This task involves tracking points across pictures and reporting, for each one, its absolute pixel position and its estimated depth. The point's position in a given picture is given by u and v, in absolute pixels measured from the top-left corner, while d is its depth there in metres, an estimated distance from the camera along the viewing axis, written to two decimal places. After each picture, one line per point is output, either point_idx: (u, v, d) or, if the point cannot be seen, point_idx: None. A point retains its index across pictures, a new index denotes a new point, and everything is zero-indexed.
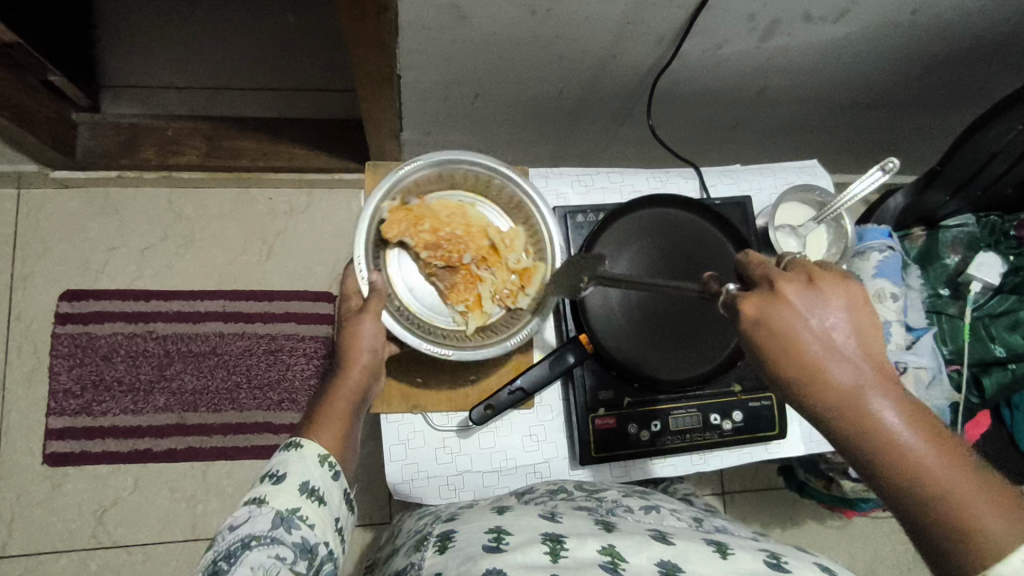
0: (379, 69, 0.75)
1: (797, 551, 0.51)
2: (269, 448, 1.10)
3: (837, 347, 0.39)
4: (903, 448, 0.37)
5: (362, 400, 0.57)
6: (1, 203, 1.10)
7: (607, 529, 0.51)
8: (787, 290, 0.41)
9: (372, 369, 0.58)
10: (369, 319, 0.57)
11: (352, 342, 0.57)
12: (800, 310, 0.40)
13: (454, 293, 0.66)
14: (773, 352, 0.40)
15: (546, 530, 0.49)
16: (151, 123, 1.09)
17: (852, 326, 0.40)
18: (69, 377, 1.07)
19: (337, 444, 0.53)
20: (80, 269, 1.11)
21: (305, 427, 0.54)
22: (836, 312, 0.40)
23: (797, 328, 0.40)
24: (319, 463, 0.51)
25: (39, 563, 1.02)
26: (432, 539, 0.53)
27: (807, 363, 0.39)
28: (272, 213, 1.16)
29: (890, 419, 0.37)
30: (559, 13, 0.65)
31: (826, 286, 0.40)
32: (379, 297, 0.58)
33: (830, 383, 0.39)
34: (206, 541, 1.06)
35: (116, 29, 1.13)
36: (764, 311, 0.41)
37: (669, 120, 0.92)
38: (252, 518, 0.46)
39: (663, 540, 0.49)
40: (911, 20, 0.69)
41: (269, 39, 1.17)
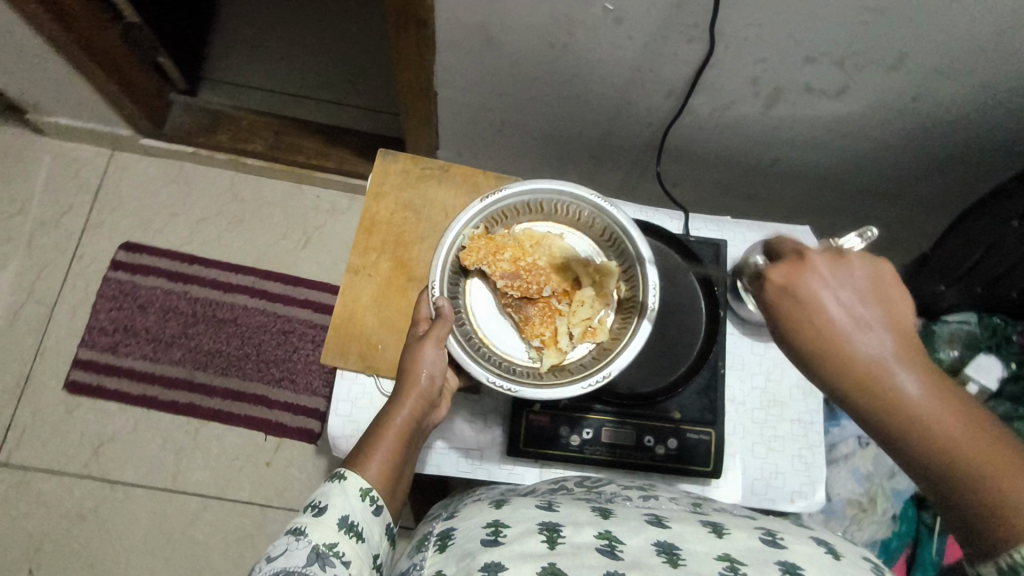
0: (418, 82, 0.85)
1: (793, 528, 0.51)
2: (260, 420, 1.16)
3: (861, 320, 0.38)
4: (925, 418, 0.36)
5: (418, 429, 0.59)
6: (95, 159, 1.26)
7: (606, 515, 0.51)
8: (816, 262, 0.40)
9: (430, 396, 0.59)
10: (430, 344, 0.59)
11: (409, 369, 0.59)
12: (826, 281, 0.39)
13: (531, 326, 0.65)
14: (796, 323, 0.39)
15: (544, 519, 0.49)
16: (233, 113, 1.24)
17: (875, 301, 0.39)
18: (106, 317, 1.19)
19: (383, 471, 0.55)
20: (142, 225, 1.24)
21: (354, 456, 0.56)
22: (859, 287, 0.39)
23: (821, 300, 0.39)
24: (360, 497, 0.52)
25: (33, 478, 1.10)
26: (432, 538, 0.54)
27: (830, 334, 0.38)
28: (316, 209, 1.27)
29: (912, 389, 0.36)
30: (574, 51, 0.73)
31: (851, 261, 0.40)
32: (444, 323, 0.59)
33: (850, 352, 0.38)
34: (180, 495, 1.12)
35: (227, 34, 1.32)
36: (791, 282, 0.40)
37: (683, 177, 0.96)
38: (289, 549, 0.48)
39: (660, 524, 0.50)
40: (913, 108, 0.72)
41: (350, 64, 1.32)
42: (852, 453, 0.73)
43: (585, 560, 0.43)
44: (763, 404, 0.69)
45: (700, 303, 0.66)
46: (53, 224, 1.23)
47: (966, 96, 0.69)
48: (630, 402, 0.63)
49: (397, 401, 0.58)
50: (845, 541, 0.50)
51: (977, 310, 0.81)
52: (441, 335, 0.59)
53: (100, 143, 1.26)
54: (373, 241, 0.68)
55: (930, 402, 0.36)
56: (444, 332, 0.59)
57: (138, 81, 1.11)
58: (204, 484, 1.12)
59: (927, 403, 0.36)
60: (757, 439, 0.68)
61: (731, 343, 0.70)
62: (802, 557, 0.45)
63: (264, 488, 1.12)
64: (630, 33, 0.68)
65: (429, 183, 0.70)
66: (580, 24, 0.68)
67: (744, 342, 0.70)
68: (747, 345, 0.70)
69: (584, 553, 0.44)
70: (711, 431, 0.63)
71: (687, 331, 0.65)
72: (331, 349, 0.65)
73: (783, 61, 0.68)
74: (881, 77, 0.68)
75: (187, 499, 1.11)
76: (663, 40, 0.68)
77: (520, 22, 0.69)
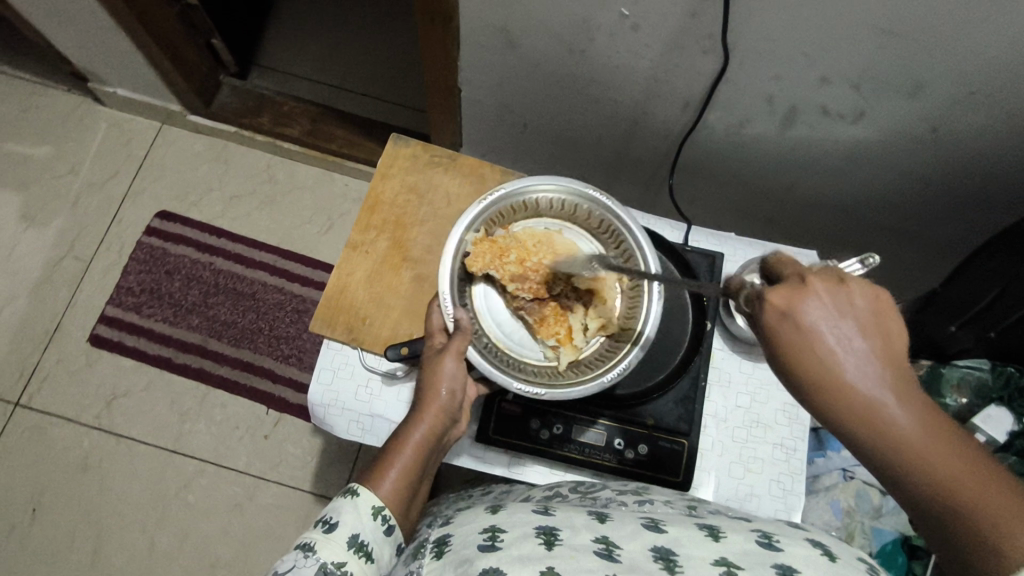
0: (442, 78, 0.87)
1: (791, 530, 0.47)
2: (264, 394, 1.19)
3: (865, 355, 0.33)
4: (931, 467, 0.32)
5: (438, 444, 0.57)
6: (146, 131, 1.34)
7: (602, 519, 0.48)
8: (819, 285, 0.35)
9: (451, 411, 0.57)
10: (448, 358, 0.57)
11: (428, 382, 0.57)
12: (829, 308, 0.34)
13: (543, 326, 0.64)
14: (794, 356, 0.34)
15: (541, 522, 0.47)
16: (276, 99, 1.30)
17: (880, 330, 0.34)
18: (135, 279, 1.25)
19: (396, 489, 0.53)
20: (180, 196, 1.30)
21: (367, 472, 0.54)
22: (864, 314, 0.34)
23: (819, 332, 0.34)
24: (371, 516, 0.51)
25: (48, 423, 1.15)
26: (429, 545, 0.51)
27: (831, 372, 0.33)
28: (344, 197, 1.32)
29: (917, 436, 0.32)
30: (592, 56, 0.74)
31: (856, 285, 0.35)
32: (462, 336, 0.57)
33: (853, 394, 0.33)
34: (181, 456, 1.15)
35: (281, 25, 1.39)
36: (792, 308, 0.34)
37: (698, 194, 0.96)
38: (296, 566, 0.47)
39: (657, 528, 0.46)
40: (933, 140, 0.70)
41: (393, 63, 1.38)
42: (835, 484, 0.72)
43: (582, 563, 0.40)
44: (745, 424, 0.67)
45: (688, 311, 0.65)
46: (100, 188, 1.30)
47: (989, 131, 0.67)
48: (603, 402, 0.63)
49: (414, 416, 0.56)
50: (841, 543, 0.46)
51: (990, 358, 0.76)
52: (462, 348, 0.58)
53: (151, 116, 1.33)
54: (375, 220, 0.70)
55: (936, 450, 0.32)
56: (464, 346, 0.58)
57: (190, 59, 1.18)
58: (204, 449, 1.16)
59: (934, 451, 0.32)
60: (735, 458, 0.66)
61: (719, 360, 0.69)
62: (801, 559, 0.41)
63: (259, 459, 1.16)
64: (646, 41, 0.69)
65: (435, 170, 0.72)
66: (597, 29, 0.69)
67: (733, 360, 0.69)
68: (736, 363, 0.69)
69: (583, 557, 0.41)
70: (684, 441, 0.62)
71: (672, 337, 0.64)
72: (320, 318, 0.67)
73: (798, 79, 0.67)
74: (899, 104, 0.67)
75: (186, 462, 1.15)
76: (678, 50, 0.68)
77: (540, 22, 0.71)
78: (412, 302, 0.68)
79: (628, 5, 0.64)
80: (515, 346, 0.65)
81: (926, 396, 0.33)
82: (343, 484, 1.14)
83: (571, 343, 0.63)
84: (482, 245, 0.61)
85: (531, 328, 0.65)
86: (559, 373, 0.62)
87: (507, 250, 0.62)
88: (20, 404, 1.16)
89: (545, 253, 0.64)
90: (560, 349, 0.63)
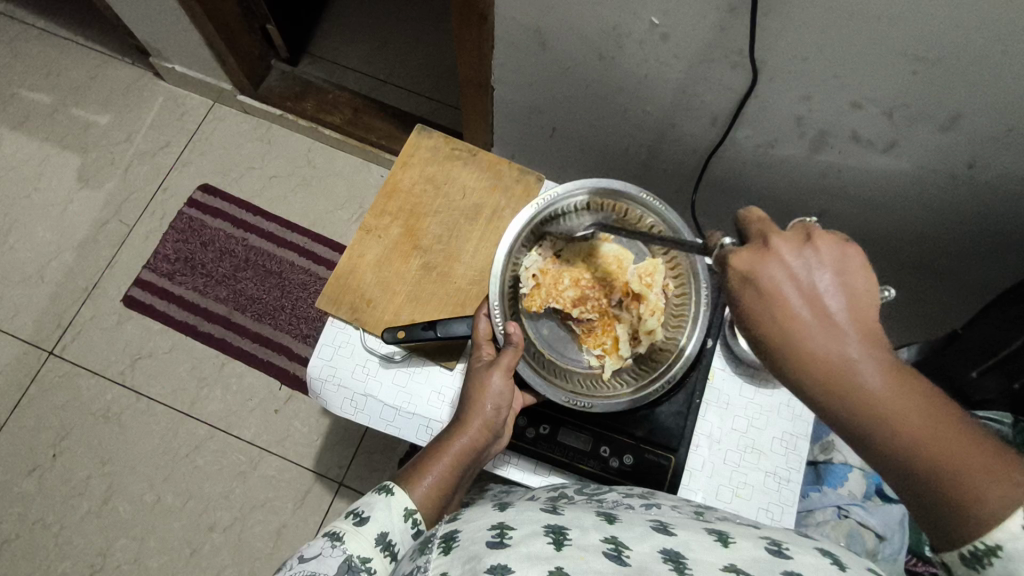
0: (476, 76, 0.89)
1: (797, 538, 0.45)
2: (279, 369, 1.22)
3: (825, 308, 0.35)
4: (892, 419, 0.33)
5: (479, 455, 0.58)
6: (198, 107, 1.40)
7: (610, 521, 0.46)
8: (780, 248, 0.37)
9: (493, 427, 0.58)
10: (496, 374, 0.58)
11: (475, 397, 0.58)
12: (790, 267, 0.36)
13: (590, 336, 0.64)
14: (757, 314, 0.37)
15: (550, 522, 0.45)
16: (322, 87, 1.34)
17: (841, 288, 0.36)
18: (172, 247, 1.30)
19: (429, 494, 0.55)
20: (222, 172, 1.36)
21: (405, 474, 0.56)
22: (826, 272, 0.36)
23: (784, 288, 0.36)
24: (403, 517, 0.53)
25: (76, 373, 1.21)
26: (435, 540, 0.46)
27: (790, 331, 0.36)
28: (377, 187, 1.35)
29: (873, 384, 0.33)
30: (620, 63, 0.74)
31: (812, 247, 0.37)
32: (513, 352, 0.58)
33: (813, 348, 0.35)
34: (194, 420, 1.19)
35: (336, 17, 1.44)
36: (757, 271, 0.37)
37: (724, 215, 0.95)
38: (322, 554, 0.48)
39: (666, 531, 0.44)
40: (967, 178, 0.68)
41: (440, 62, 1.41)
42: (827, 520, 0.70)
43: (592, 564, 0.38)
44: (739, 447, 0.66)
45: None
46: (150, 156, 1.36)
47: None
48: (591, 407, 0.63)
49: (458, 427, 0.58)
50: (850, 553, 0.43)
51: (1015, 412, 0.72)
52: (511, 364, 0.59)
53: (206, 93, 1.39)
54: (390, 206, 0.72)
55: (898, 401, 0.33)
56: (513, 362, 0.59)
57: (243, 42, 1.23)
58: (216, 415, 1.19)
59: (894, 401, 0.33)
60: (724, 481, 0.64)
61: (719, 379, 0.68)
62: (812, 570, 0.39)
63: (267, 433, 1.19)
64: (675, 52, 0.68)
65: (454, 163, 0.74)
66: (628, 36, 0.69)
67: (734, 379, 0.67)
68: (736, 384, 0.67)
69: (594, 558, 0.39)
70: (672, 457, 0.61)
71: None
72: (328, 294, 0.69)
73: (828, 102, 0.66)
74: (931, 137, 0.64)
75: (198, 426, 1.19)
76: (706, 64, 0.68)
77: (573, 26, 0.72)
78: (418, 288, 0.69)
79: (658, 13, 0.64)
80: (560, 355, 0.65)
81: (887, 349, 0.35)
82: (345, 467, 1.16)
83: (617, 353, 0.63)
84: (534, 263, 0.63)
85: (578, 337, 0.65)
86: (605, 381, 0.63)
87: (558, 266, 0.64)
88: (55, 353, 1.22)
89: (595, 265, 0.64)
90: (607, 358, 0.63)
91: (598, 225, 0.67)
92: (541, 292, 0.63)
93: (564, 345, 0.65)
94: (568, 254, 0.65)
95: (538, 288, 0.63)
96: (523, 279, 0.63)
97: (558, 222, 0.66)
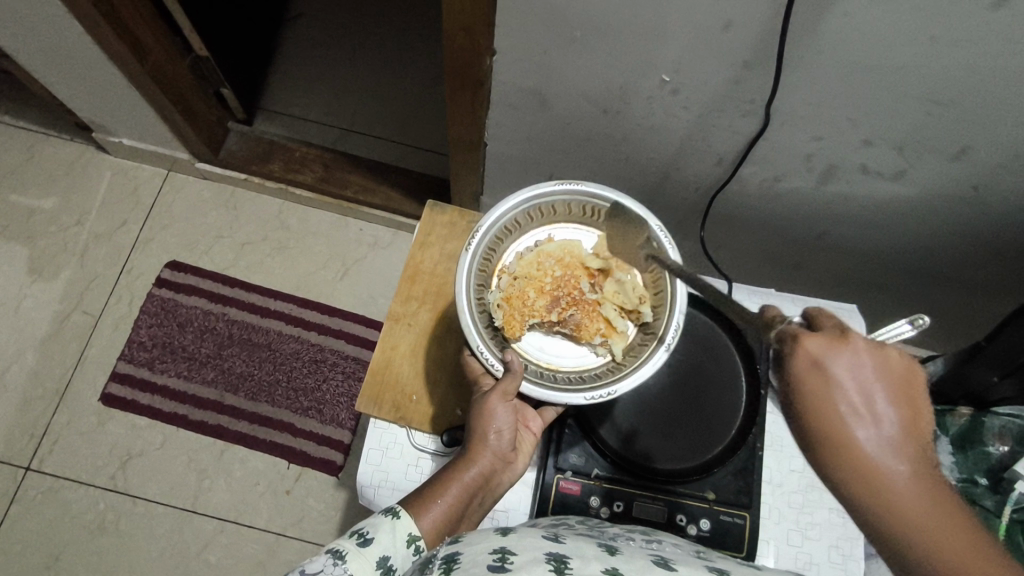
0: (468, 138, 0.85)
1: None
2: (285, 448, 1.16)
3: (876, 420, 0.36)
4: (905, 515, 0.35)
5: (485, 487, 0.57)
6: (152, 179, 1.32)
7: (612, 553, 0.46)
8: (845, 353, 0.37)
9: (501, 454, 0.57)
10: (498, 400, 0.57)
11: (478, 424, 0.57)
12: (849, 373, 0.37)
13: (584, 330, 0.60)
14: (803, 398, 0.38)
15: (551, 550, 0.44)
16: (286, 144, 1.29)
17: (895, 389, 0.37)
18: (146, 333, 1.22)
19: (437, 524, 0.52)
20: (189, 246, 1.28)
21: (409, 498, 0.54)
22: (877, 384, 0.37)
23: (839, 392, 0.37)
24: (406, 544, 0.50)
25: (61, 487, 1.12)
26: (435, 562, 0.44)
27: (833, 415, 0.37)
28: (358, 242, 1.30)
29: (909, 501, 0.35)
30: (627, 117, 0.73)
31: (872, 348, 0.38)
32: (513, 377, 0.55)
33: (850, 443, 0.36)
34: (200, 516, 1.12)
35: (286, 69, 1.37)
36: (822, 357, 0.37)
37: (729, 242, 0.95)
38: (324, 572, 0.46)
39: (666, 566, 0.45)
40: (971, 197, 0.71)
41: (404, 104, 1.37)
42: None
43: None
44: (801, 488, 0.67)
45: (740, 379, 0.65)
46: (107, 239, 1.27)
47: None
48: (663, 476, 0.62)
49: (466, 458, 0.57)
50: None
51: None
52: (510, 389, 0.56)
53: (158, 164, 1.31)
54: (415, 291, 0.70)
55: (921, 504, 0.35)
56: (515, 386, 0.55)
57: (200, 110, 1.17)
58: (224, 507, 1.13)
59: (916, 505, 0.35)
60: (793, 525, 0.65)
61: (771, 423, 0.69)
62: None
63: (282, 516, 1.13)
64: (685, 104, 0.68)
65: None
66: (636, 93, 0.69)
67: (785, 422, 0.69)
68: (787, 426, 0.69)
69: None
70: (746, 514, 0.62)
71: (727, 408, 0.65)
72: (366, 397, 0.66)
73: (839, 140, 0.67)
74: (940, 165, 0.67)
75: (205, 521, 1.12)
76: (717, 113, 0.68)
77: (577, 85, 0.70)
78: (457, 374, 0.67)
79: (670, 72, 0.64)
80: (564, 362, 0.61)
81: (922, 452, 0.36)
82: None
83: (616, 331, 0.60)
84: (502, 305, 0.59)
85: (574, 335, 0.61)
86: (619, 364, 0.59)
87: (523, 291, 0.60)
88: (32, 468, 1.12)
89: (551, 268, 0.61)
90: (610, 341, 0.60)
91: (536, 230, 0.64)
92: (516, 316, 0.59)
93: (564, 352, 0.62)
94: (522, 269, 0.61)
95: (511, 314, 0.59)
96: (492, 313, 0.59)
97: (500, 248, 0.63)
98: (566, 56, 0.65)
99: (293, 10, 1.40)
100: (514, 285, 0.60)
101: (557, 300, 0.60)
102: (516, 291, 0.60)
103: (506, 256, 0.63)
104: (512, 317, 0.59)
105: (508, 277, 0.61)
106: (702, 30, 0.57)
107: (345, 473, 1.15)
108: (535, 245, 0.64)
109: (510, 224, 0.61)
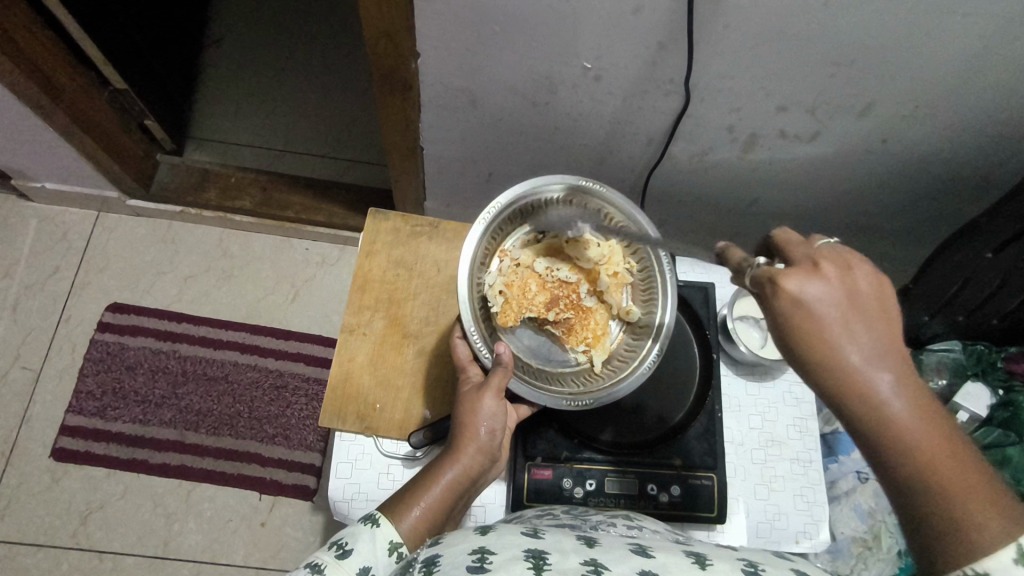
0: (403, 145, 0.85)
1: (774, 559, 0.47)
2: (254, 479, 1.13)
3: (853, 314, 0.37)
4: (891, 426, 0.35)
5: (470, 485, 0.57)
6: (81, 221, 1.26)
7: (591, 544, 0.46)
8: (809, 272, 0.38)
9: (489, 452, 0.57)
10: (488, 396, 0.57)
11: (467, 421, 0.57)
12: (823, 286, 0.37)
13: (571, 334, 0.62)
14: (793, 332, 0.37)
15: (529, 545, 0.44)
16: (219, 171, 1.26)
17: (880, 323, 0.37)
18: (94, 381, 1.17)
19: (418, 527, 0.52)
20: (130, 286, 1.23)
21: (390, 502, 0.53)
22: (830, 291, 0.37)
23: (806, 307, 0.37)
24: (387, 552, 0.50)
25: (18, 553, 1.06)
26: (416, 565, 0.44)
27: (817, 333, 0.36)
28: (306, 261, 1.28)
29: (907, 417, 0.35)
30: (556, 107, 0.75)
31: (861, 263, 0.38)
32: (503, 371, 0.56)
33: (843, 370, 0.36)
34: (172, 562, 1.08)
35: (210, 96, 1.34)
36: (796, 284, 0.37)
37: (669, 218, 0.98)
38: None
39: (644, 554, 0.45)
40: (882, 149, 0.76)
41: (336, 118, 1.35)
42: (859, 531, 0.71)
43: None
44: (762, 444, 0.69)
45: (692, 346, 0.69)
46: (39, 289, 1.21)
47: (935, 138, 0.73)
48: (631, 449, 0.64)
49: (451, 457, 0.56)
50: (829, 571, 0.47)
51: (961, 339, 0.82)
52: (502, 384, 0.57)
53: (84, 205, 1.26)
54: (367, 300, 0.70)
55: (907, 416, 0.35)
56: (505, 382, 0.56)
57: (124, 144, 1.14)
58: (197, 549, 1.09)
59: (922, 439, 0.35)
60: (758, 479, 0.68)
61: (726, 385, 0.72)
62: None
63: (259, 549, 1.09)
64: (609, 89, 0.70)
65: (420, 241, 0.72)
66: (562, 83, 0.70)
67: (739, 383, 0.72)
68: (741, 386, 0.71)
69: None
70: (713, 475, 0.64)
71: (681, 376, 0.68)
72: (329, 411, 0.65)
73: (756, 109, 0.71)
74: (852, 122, 0.72)
75: (180, 565, 1.08)
76: (642, 95, 0.70)
77: (503, 81, 0.71)
78: (422, 378, 0.67)
79: (590, 58, 0.66)
80: (546, 360, 0.63)
81: (905, 373, 0.36)
82: None
83: (603, 343, 0.62)
84: (504, 294, 0.60)
85: (560, 337, 0.63)
86: (596, 373, 0.62)
87: (525, 286, 0.61)
88: None
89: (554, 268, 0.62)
90: (593, 351, 0.62)
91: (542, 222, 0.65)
92: (513, 306, 0.60)
93: (547, 350, 0.64)
94: (526, 261, 0.63)
95: (510, 303, 0.60)
96: (490, 298, 0.60)
97: (506, 231, 0.63)
98: (489, 54, 0.67)
99: (211, 35, 1.37)
100: (516, 275, 0.62)
101: (553, 301, 0.62)
102: (520, 283, 0.61)
103: (509, 239, 0.64)
104: (512, 310, 0.60)
105: (511, 264, 0.62)
106: (614, 15, 0.59)
107: (319, 495, 1.13)
108: (541, 238, 0.65)
109: (525, 211, 0.63)
